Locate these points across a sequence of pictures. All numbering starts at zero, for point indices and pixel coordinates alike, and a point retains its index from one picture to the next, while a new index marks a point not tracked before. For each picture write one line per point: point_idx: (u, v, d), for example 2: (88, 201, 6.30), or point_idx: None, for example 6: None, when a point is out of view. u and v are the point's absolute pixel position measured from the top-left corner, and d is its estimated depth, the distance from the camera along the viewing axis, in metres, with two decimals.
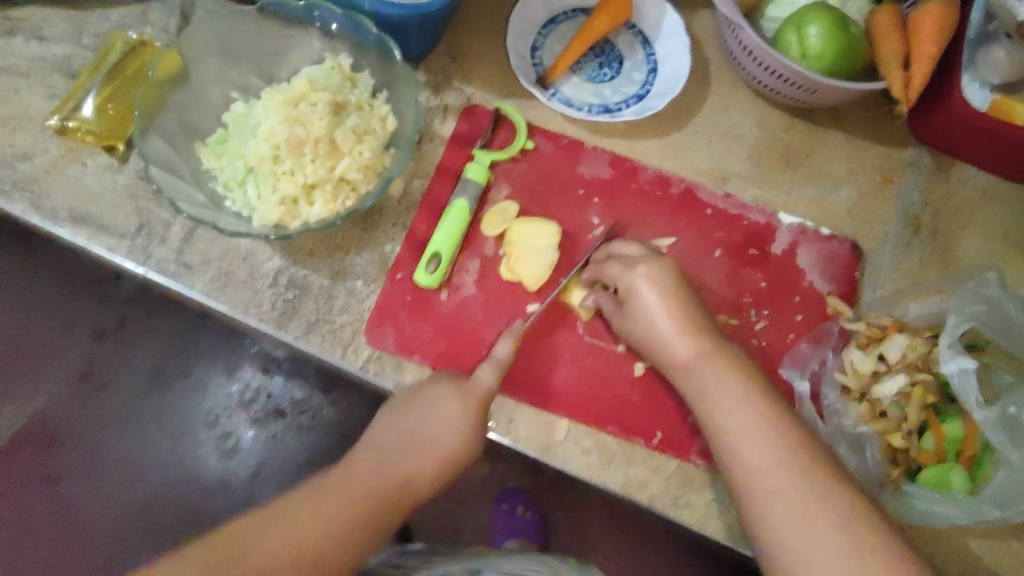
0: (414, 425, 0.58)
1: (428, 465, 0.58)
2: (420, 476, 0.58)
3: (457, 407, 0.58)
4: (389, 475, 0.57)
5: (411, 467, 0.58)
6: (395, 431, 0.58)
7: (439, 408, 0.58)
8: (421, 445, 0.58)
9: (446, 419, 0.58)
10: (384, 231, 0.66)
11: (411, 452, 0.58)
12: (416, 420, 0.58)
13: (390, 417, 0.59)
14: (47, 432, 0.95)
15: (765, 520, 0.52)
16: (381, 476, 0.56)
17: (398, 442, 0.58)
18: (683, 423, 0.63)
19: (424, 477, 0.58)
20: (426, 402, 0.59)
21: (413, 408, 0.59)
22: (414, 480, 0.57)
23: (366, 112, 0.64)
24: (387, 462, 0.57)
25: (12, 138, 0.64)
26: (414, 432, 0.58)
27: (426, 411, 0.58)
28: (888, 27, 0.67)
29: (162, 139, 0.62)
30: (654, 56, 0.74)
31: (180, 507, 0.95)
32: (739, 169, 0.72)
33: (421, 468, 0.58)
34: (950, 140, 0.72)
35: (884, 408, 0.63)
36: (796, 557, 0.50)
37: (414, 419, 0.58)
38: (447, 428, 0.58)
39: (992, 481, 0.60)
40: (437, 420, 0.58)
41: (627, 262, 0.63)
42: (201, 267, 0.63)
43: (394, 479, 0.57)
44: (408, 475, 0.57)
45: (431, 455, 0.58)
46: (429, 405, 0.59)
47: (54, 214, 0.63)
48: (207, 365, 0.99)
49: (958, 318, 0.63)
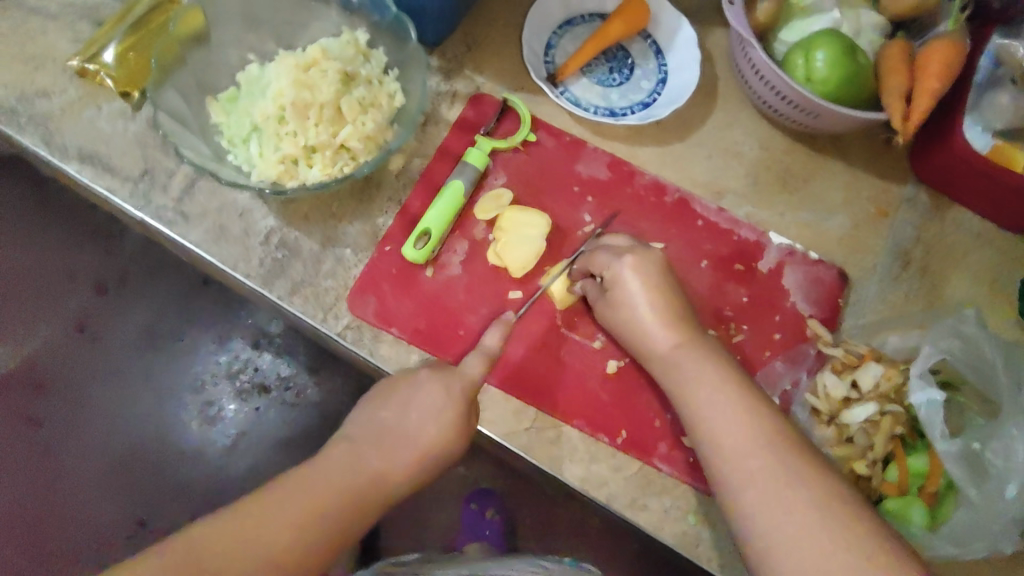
0: (392, 412, 0.59)
1: (397, 463, 0.58)
2: (391, 472, 0.57)
3: (439, 397, 0.58)
4: (345, 479, 0.55)
5: (372, 468, 0.57)
6: (373, 423, 0.59)
7: (426, 388, 0.59)
8: (392, 439, 0.58)
9: (424, 411, 0.58)
10: (380, 205, 0.67)
11: (381, 450, 0.58)
12: (405, 404, 0.59)
13: (374, 402, 0.60)
14: (36, 376, 0.96)
15: None
16: (336, 480, 0.55)
17: (369, 437, 0.58)
18: (649, 425, 0.64)
19: (395, 474, 0.57)
20: (415, 388, 0.59)
21: (393, 397, 0.59)
22: (381, 482, 0.57)
23: (374, 87, 0.65)
24: (353, 461, 0.57)
25: (33, 75, 0.67)
26: (391, 421, 0.59)
27: (404, 401, 0.59)
28: (897, 60, 0.67)
29: (177, 92, 0.64)
30: (665, 67, 0.75)
31: (157, 466, 0.97)
32: (735, 186, 0.73)
33: (392, 466, 0.57)
34: (948, 179, 0.72)
35: (851, 434, 0.64)
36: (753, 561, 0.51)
37: (393, 412, 0.59)
38: (432, 416, 0.58)
39: (952, 520, 0.60)
40: (421, 406, 0.58)
41: (613, 252, 0.63)
42: (198, 218, 0.65)
43: (351, 485, 0.55)
44: (366, 478, 0.56)
45: (402, 450, 0.58)
46: (410, 396, 0.59)
47: (64, 150, 0.65)
48: (201, 331, 1.01)
49: (933, 349, 0.64)
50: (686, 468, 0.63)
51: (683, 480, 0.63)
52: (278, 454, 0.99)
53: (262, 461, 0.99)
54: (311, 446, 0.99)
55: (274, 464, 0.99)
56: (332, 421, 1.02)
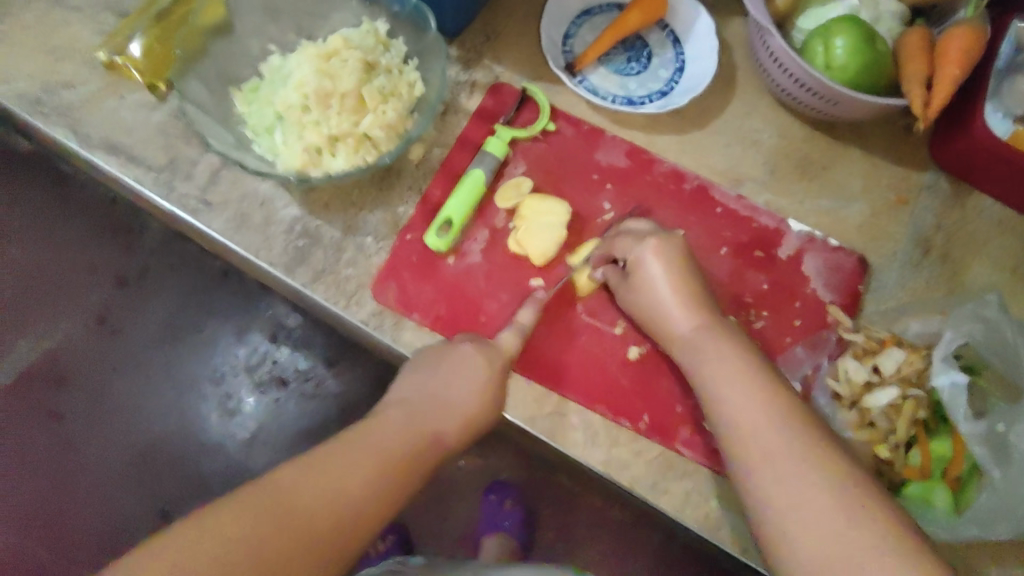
0: (436, 383, 0.60)
1: (445, 428, 0.60)
2: (442, 437, 0.59)
3: (483, 367, 0.61)
4: (366, 473, 0.54)
5: (398, 460, 0.56)
6: (421, 388, 0.60)
7: (469, 361, 0.61)
8: (439, 407, 0.60)
9: (471, 381, 0.60)
10: (400, 193, 0.68)
11: (430, 414, 0.60)
12: (449, 373, 0.60)
13: (420, 368, 0.61)
14: (57, 370, 0.98)
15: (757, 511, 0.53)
16: (358, 473, 0.53)
17: (421, 401, 0.60)
18: (671, 409, 0.65)
19: (447, 436, 0.60)
20: (450, 369, 0.61)
21: (440, 366, 0.61)
22: (428, 447, 0.58)
23: (395, 76, 0.66)
24: (410, 422, 0.59)
25: (59, 66, 0.68)
26: (438, 389, 0.60)
27: (450, 371, 0.60)
28: (916, 48, 0.67)
29: (201, 81, 0.65)
30: (683, 55, 0.75)
31: (175, 458, 0.98)
32: (754, 174, 0.73)
33: (441, 432, 0.60)
34: (968, 165, 0.71)
35: (873, 418, 0.64)
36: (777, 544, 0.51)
37: (437, 381, 0.60)
38: (477, 385, 0.60)
39: (975, 503, 0.60)
40: (465, 376, 0.60)
41: (636, 237, 0.64)
42: (220, 207, 0.66)
43: (371, 480, 0.54)
44: (386, 474, 0.55)
45: (450, 416, 0.60)
46: (456, 366, 0.60)
47: (89, 140, 0.66)
48: (219, 323, 1.01)
49: (954, 334, 0.65)
50: (707, 452, 0.63)
51: (704, 464, 0.63)
52: (297, 446, 0.99)
53: (281, 453, 0.99)
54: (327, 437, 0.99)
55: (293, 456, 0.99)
56: (350, 413, 1.00)
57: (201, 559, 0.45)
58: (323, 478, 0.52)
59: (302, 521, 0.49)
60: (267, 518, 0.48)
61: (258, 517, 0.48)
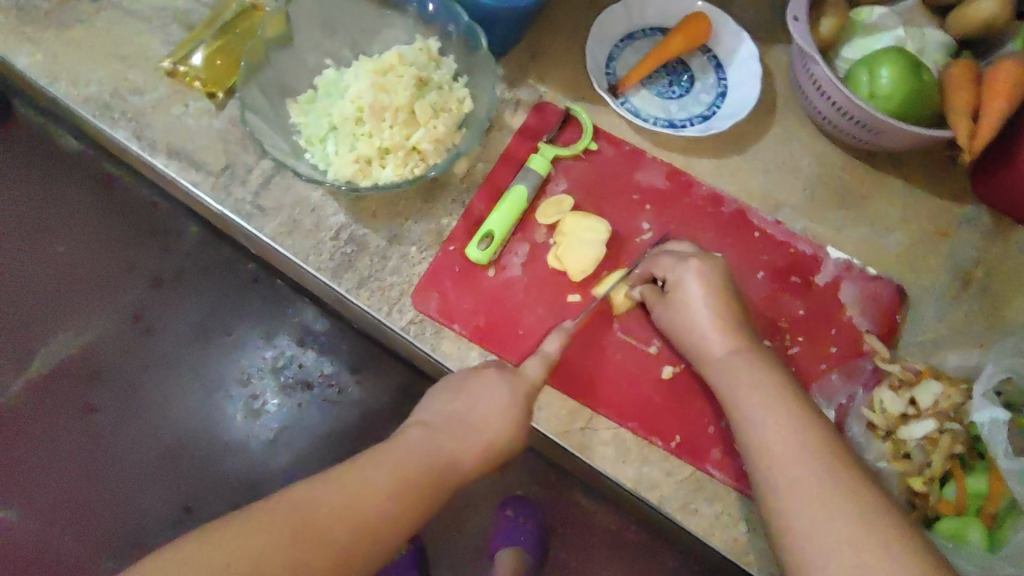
0: (461, 404, 0.61)
1: (465, 451, 0.60)
2: (461, 461, 0.60)
3: (506, 393, 0.61)
4: (378, 502, 0.54)
5: (413, 486, 0.56)
6: (444, 409, 0.61)
7: (498, 381, 0.61)
8: (460, 429, 0.61)
9: (491, 407, 0.60)
10: (444, 205, 0.70)
11: (450, 436, 0.60)
12: (473, 395, 0.61)
13: (445, 392, 0.62)
14: (92, 365, 1.00)
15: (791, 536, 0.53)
16: (370, 501, 0.54)
17: (444, 423, 0.61)
18: (702, 430, 0.65)
19: (469, 457, 0.60)
20: (484, 382, 0.61)
21: (461, 392, 0.61)
22: (447, 471, 0.59)
23: (445, 92, 0.68)
24: (431, 443, 0.59)
25: (128, 73, 0.71)
26: (460, 412, 0.61)
27: (471, 396, 0.61)
28: (962, 80, 0.67)
29: (262, 90, 0.68)
30: (725, 81, 0.76)
31: (200, 457, 0.99)
32: (793, 200, 0.74)
33: (460, 453, 0.60)
34: (1011, 201, 0.71)
35: (908, 449, 0.64)
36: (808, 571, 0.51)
37: (462, 401, 0.61)
38: (502, 406, 0.60)
39: (1011, 541, 0.60)
40: (494, 395, 0.60)
41: (678, 256, 0.66)
42: (273, 212, 0.68)
43: (383, 509, 0.54)
44: (400, 503, 0.55)
45: (473, 438, 0.60)
46: (476, 391, 0.61)
47: (153, 145, 0.69)
48: (250, 326, 1.03)
49: (995, 368, 0.64)
50: (737, 475, 0.64)
51: (733, 487, 0.64)
52: (320, 451, 1.00)
53: (304, 457, 1.00)
54: (354, 443, 1.01)
55: (320, 461, 1.00)
56: (373, 420, 1.02)
57: (226, 567, 0.48)
58: (341, 496, 0.53)
59: (318, 536, 0.51)
60: (276, 548, 0.50)
61: (275, 533, 0.50)
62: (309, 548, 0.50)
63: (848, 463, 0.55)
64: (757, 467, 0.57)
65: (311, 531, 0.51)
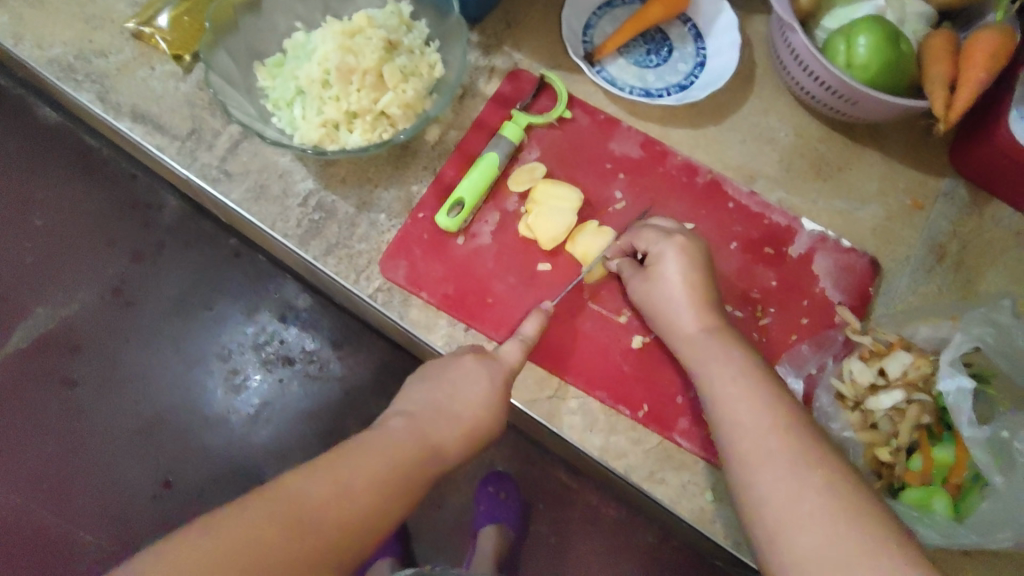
0: (444, 392, 0.59)
1: (449, 438, 0.59)
2: (443, 447, 0.58)
3: (486, 382, 0.60)
4: (347, 498, 0.52)
5: (390, 475, 0.54)
6: (425, 400, 0.60)
7: (474, 370, 0.60)
8: (440, 416, 0.59)
9: (471, 393, 0.59)
10: (415, 172, 0.69)
11: (433, 424, 0.59)
12: (453, 385, 0.60)
13: (423, 380, 0.61)
14: (73, 338, 0.99)
15: (761, 511, 0.52)
16: (347, 492, 0.52)
17: (424, 411, 0.59)
18: (670, 399, 0.65)
19: (449, 449, 0.59)
20: (460, 368, 0.60)
21: (442, 379, 0.60)
22: (424, 462, 0.57)
23: (416, 56, 0.67)
24: (414, 433, 0.58)
25: (92, 35, 0.70)
26: (441, 401, 0.59)
27: (450, 382, 0.60)
28: (940, 50, 0.66)
29: (228, 54, 0.66)
30: (704, 50, 0.75)
31: (180, 431, 0.98)
32: (768, 171, 0.73)
33: (442, 441, 0.58)
34: (988, 173, 0.70)
35: (875, 420, 0.64)
36: (778, 544, 0.51)
37: (442, 393, 0.60)
38: (482, 397, 0.59)
39: (977, 511, 0.60)
40: (471, 386, 0.59)
41: (662, 232, 0.65)
42: (240, 177, 0.67)
43: (350, 506, 0.51)
44: (360, 511, 0.52)
45: (455, 427, 0.59)
46: (457, 378, 0.60)
47: (117, 108, 0.68)
48: (231, 302, 1.01)
49: (965, 337, 0.63)
50: (704, 444, 0.64)
51: (700, 456, 0.64)
52: (300, 426, 0.99)
53: (285, 433, 0.99)
54: (332, 417, 1.00)
55: (297, 438, 0.99)
56: (356, 398, 1.01)
57: (209, 559, 0.46)
58: (331, 493, 0.51)
59: (298, 526, 0.49)
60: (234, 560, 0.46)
61: (256, 528, 0.48)
62: (290, 541, 0.48)
63: (815, 436, 0.54)
64: (726, 438, 0.56)
65: (297, 518, 0.49)
